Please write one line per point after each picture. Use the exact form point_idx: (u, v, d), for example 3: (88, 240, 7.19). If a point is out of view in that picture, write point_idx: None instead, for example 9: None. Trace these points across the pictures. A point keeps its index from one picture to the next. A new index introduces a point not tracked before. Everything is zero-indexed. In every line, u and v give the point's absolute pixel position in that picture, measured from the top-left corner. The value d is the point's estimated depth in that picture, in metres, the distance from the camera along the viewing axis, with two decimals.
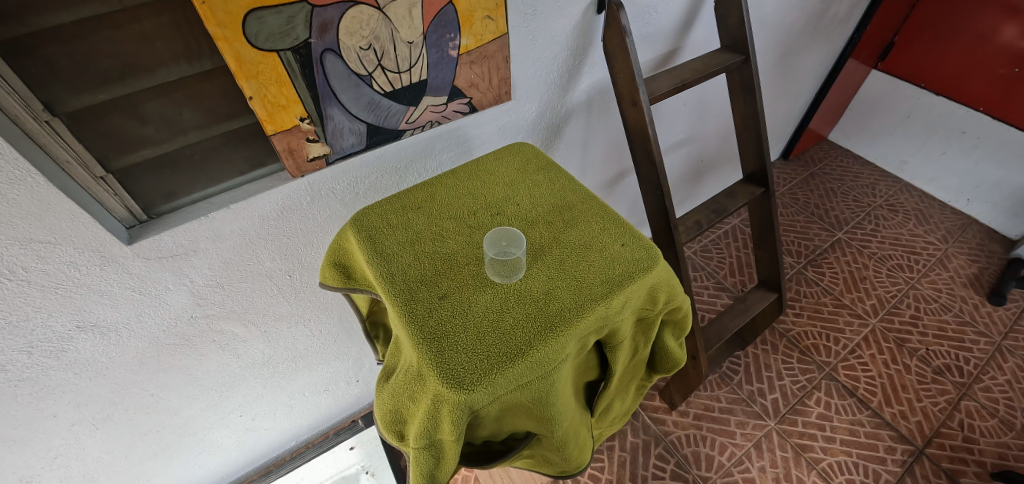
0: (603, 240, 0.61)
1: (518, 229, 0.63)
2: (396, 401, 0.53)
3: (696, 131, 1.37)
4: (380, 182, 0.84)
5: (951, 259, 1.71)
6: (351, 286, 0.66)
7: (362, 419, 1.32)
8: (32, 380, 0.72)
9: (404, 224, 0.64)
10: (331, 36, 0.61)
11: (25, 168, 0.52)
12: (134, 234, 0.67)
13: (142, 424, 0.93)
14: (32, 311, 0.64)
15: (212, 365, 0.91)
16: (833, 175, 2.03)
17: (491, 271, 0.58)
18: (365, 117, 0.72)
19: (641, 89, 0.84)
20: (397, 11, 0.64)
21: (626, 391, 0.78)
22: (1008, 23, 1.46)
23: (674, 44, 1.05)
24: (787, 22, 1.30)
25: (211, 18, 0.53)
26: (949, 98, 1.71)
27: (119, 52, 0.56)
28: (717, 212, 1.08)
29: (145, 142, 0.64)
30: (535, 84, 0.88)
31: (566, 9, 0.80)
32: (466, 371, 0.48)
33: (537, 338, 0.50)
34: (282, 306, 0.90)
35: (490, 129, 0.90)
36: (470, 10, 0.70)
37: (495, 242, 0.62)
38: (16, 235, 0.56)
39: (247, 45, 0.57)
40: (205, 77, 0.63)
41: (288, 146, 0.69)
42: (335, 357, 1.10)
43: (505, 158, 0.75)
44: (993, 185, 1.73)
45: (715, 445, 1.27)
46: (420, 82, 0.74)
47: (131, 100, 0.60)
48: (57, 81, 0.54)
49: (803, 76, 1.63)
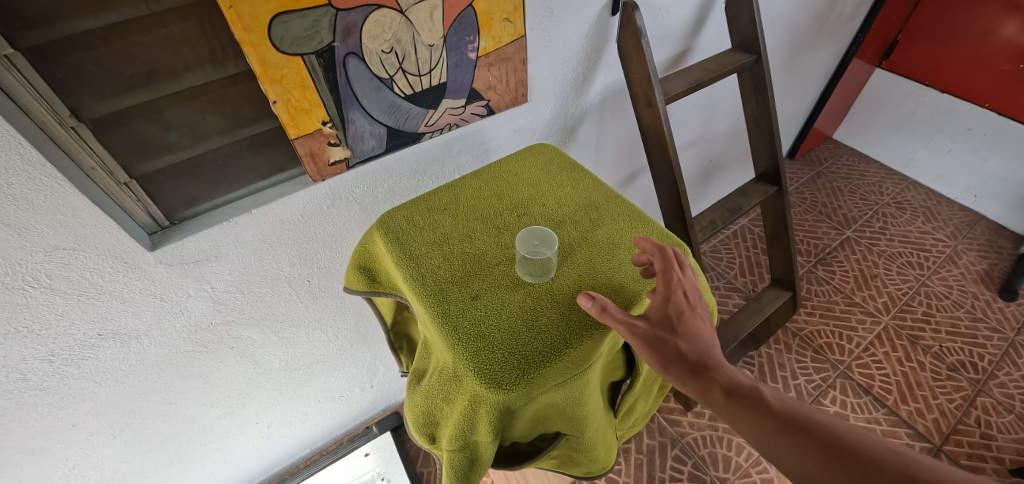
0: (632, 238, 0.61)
1: (547, 227, 0.63)
2: (429, 402, 0.53)
3: (706, 132, 1.38)
4: (399, 186, 0.84)
5: (961, 256, 1.71)
6: (376, 289, 0.67)
7: (376, 425, 1.30)
8: (52, 389, 0.72)
9: (428, 225, 0.64)
10: (354, 40, 0.61)
11: (51, 174, 0.52)
12: (157, 240, 0.67)
13: (159, 433, 0.92)
14: (54, 319, 0.64)
15: (231, 372, 0.90)
16: (840, 174, 2.04)
17: (523, 272, 0.58)
18: (385, 120, 0.72)
19: (657, 90, 0.85)
20: (419, 14, 0.64)
21: (649, 391, 0.78)
22: (1008, 21, 1.46)
23: (685, 45, 1.05)
24: (794, 21, 1.30)
25: (238, 22, 0.53)
26: (954, 95, 1.72)
27: (145, 58, 0.56)
28: (732, 211, 1.08)
29: (168, 148, 0.65)
30: (551, 86, 0.88)
31: (583, 10, 0.80)
32: (504, 373, 0.47)
33: (572, 336, 0.50)
34: (299, 311, 0.90)
35: (506, 132, 0.90)
36: (489, 13, 0.70)
37: (529, 242, 0.61)
38: (39, 242, 0.56)
39: (273, 49, 0.57)
40: (230, 82, 0.63)
41: (309, 150, 0.69)
42: (351, 362, 1.10)
43: (525, 159, 0.74)
44: (1001, 181, 1.74)
45: (732, 446, 1.26)
46: (440, 85, 0.74)
47: (155, 106, 0.60)
48: (83, 87, 0.55)
49: (810, 74, 1.63)
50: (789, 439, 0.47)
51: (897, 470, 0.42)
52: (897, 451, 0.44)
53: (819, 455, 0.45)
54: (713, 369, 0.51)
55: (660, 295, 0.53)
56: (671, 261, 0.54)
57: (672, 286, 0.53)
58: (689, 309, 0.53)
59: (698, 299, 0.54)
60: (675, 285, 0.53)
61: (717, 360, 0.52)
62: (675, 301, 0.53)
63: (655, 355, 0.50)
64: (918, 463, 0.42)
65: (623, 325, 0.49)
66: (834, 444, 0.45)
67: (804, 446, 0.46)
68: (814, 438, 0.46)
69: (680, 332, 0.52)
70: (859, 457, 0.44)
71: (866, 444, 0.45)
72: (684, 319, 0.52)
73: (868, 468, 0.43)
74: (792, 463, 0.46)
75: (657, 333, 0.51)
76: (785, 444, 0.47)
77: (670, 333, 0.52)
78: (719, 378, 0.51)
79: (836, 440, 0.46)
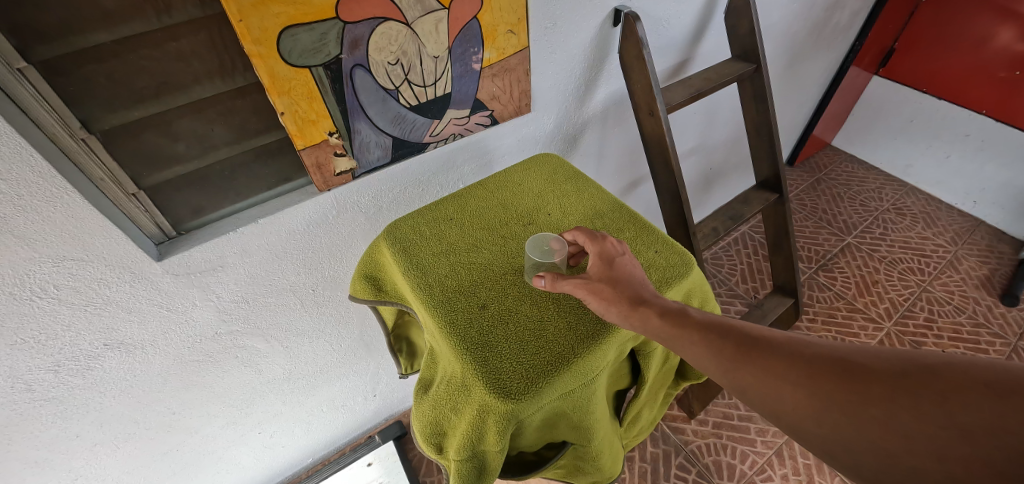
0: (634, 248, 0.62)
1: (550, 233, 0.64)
2: (438, 412, 0.53)
3: (706, 140, 1.39)
4: (403, 195, 0.84)
5: (962, 261, 1.72)
6: (382, 298, 0.67)
7: (379, 434, 1.29)
8: (56, 400, 0.72)
9: (435, 236, 0.64)
10: (360, 52, 0.62)
11: (61, 186, 0.52)
12: (163, 250, 0.67)
13: (162, 444, 0.92)
14: (61, 330, 0.64)
15: (235, 382, 0.90)
16: (839, 180, 2.05)
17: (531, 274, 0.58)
18: (390, 130, 0.73)
19: (659, 99, 0.85)
20: (424, 27, 0.65)
21: (654, 399, 0.78)
22: (1003, 29, 1.48)
23: (686, 55, 1.06)
24: (792, 30, 1.32)
25: (248, 36, 0.54)
26: (951, 102, 1.73)
27: (156, 71, 0.57)
28: (733, 218, 1.09)
29: (176, 159, 0.65)
30: (553, 96, 0.89)
31: (585, 21, 0.81)
32: (514, 382, 0.48)
33: (580, 345, 0.51)
34: (304, 320, 0.90)
35: (510, 141, 0.91)
36: (493, 25, 0.71)
37: (536, 245, 0.59)
38: (48, 253, 0.56)
39: (281, 62, 0.58)
40: (238, 94, 0.64)
41: (316, 160, 0.70)
42: (354, 372, 1.09)
43: (531, 169, 0.75)
44: (1000, 187, 1.75)
45: (736, 454, 1.25)
46: (445, 95, 0.75)
47: (165, 117, 0.61)
48: (94, 100, 0.55)
49: (808, 82, 1.64)
50: (706, 342, 0.49)
51: (790, 351, 0.46)
52: (788, 336, 0.48)
53: (733, 352, 0.48)
54: (647, 299, 0.52)
55: (593, 250, 0.56)
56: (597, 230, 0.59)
57: (602, 243, 0.56)
58: (620, 255, 0.56)
59: (627, 249, 0.57)
60: (603, 243, 0.56)
61: (650, 294, 0.53)
62: (606, 251, 0.56)
63: (598, 300, 0.52)
64: (807, 342, 0.47)
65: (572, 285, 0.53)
66: (742, 341, 0.49)
67: (722, 347, 0.49)
68: (729, 339, 0.49)
69: (617, 275, 0.53)
70: (761, 346, 0.48)
71: (765, 335, 0.49)
72: (619, 264, 0.54)
73: (767, 354, 0.47)
74: (710, 365, 0.49)
75: (597, 280, 0.53)
76: (703, 348, 0.49)
77: (613, 280, 0.53)
78: (653, 306, 0.51)
79: (744, 337, 0.49)
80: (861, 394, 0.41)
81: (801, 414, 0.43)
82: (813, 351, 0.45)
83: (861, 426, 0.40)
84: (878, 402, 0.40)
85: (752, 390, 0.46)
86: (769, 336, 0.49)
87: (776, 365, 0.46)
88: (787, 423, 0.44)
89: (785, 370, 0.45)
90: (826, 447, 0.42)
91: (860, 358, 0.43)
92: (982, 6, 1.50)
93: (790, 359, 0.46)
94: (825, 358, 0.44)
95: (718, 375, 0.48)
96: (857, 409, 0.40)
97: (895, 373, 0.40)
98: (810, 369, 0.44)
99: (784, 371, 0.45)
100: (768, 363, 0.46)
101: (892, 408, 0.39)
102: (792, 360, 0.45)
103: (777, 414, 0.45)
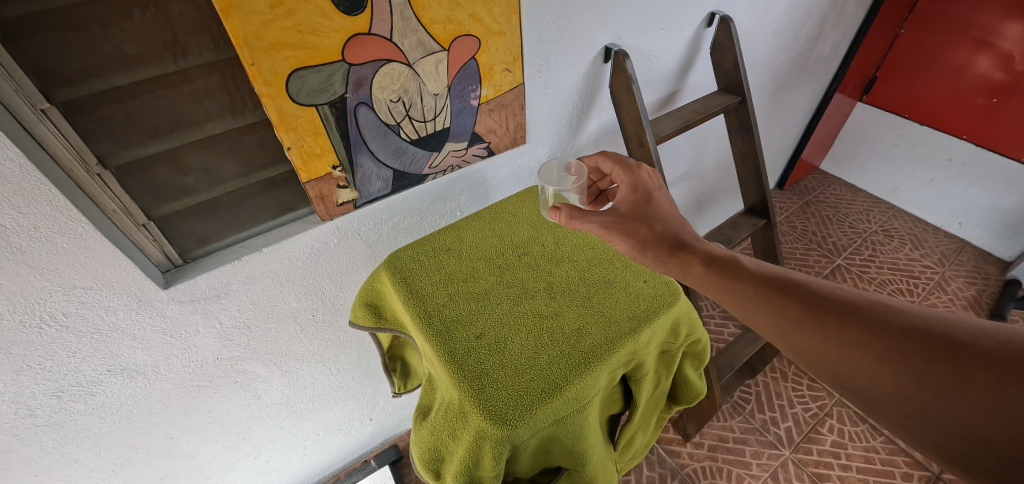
0: (596, 295, 0.63)
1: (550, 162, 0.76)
2: (436, 438, 0.55)
3: (696, 166, 1.43)
4: (403, 223, 0.88)
5: (949, 282, 1.75)
6: (381, 326, 0.69)
7: (375, 459, 1.28)
8: (58, 425, 0.73)
9: (435, 265, 0.67)
10: (364, 91, 0.66)
11: (76, 218, 0.55)
12: (170, 278, 0.69)
13: (159, 470, 0.92)
14: (67, 356, 0.66)
15: (233, 407, 0.91)
16: (828, 202, 2.10)
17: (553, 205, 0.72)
18: (392, 163, 0.76)
19: (647, 131, 0.90)
20: (425, 67, 0.69)
21: (648, 423, 0.79)
22: (979, 58, 1.55)
23: (674, 87, 1.11)
24: (776, 63, 1.38)
25: (258, 78, 0.57)
26: (932, 127, 1.80)
27: (171, 109, 0.60)
28: (722, 243, 1.12)
29: (185, 191, 0.68)
30: (548, 128, 0.93)
31: (577, 59, 0.86)
32: (507, 409, 0.50)
33: (572, 373, 0.53)
34: (304, 345, 0.92)
35: (506, 171, 0.94)
36: (490, 64, 0.76)
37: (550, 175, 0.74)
38: (60, 282, 0.59)
39: (289, 101, 0.61)
40: (247, 130, 0.67)
41: (319, 192, 0.73)
42: (352, 395, 1.10)
43: (525, 200, 0.78)
44: (983, 209, 1.80)
45: (731, 477, 1.26)
46: (444, 129, 0.78)
47: (176, 152, 0.64)
48: (111, 136, 0.58)
49: (794, 109, 1.70)
50: (771, 306, 0.54)
51: (874, 317, 0.48)
52: (870, 300, 0.50)
53: (799, 313, 0.52)
54: (689, 245, 0.61)
55: (628, 178, 0.68)
56: (631, 160, 0.70)
57: (636, 173, 0.68)
58: (656, 188, 0.67)
59: (661, 182, 0.68)
60: (638, 172, 0.68)
61: (691, 239, 0.62)
62: (644, 183, 0.67)
63: (631, 240, 0.62)
64: (896, 309, 0.48)
65: (588, 220, 0.64)
66: (812, 302, 0.52)
67: (785, 307, 0.53)
68: (793, 300, 0.53)
69: (653, 213, 0.64)
70: (836, 309, 0.50)
71: (844, 299, 0.51)
72: (655, 198, 0.66)
73: (844, 320, 0.49)
74: (775, 323, 0.53)
75: (630, 212, 0.65)
76: (770, 306, 0.54)
77: (649, 219, 0.64)
78: (695, 251, 0.61)
79: (816, 298, 0.52)
80: (960, 377, 0.42)
81: (882, 388, 0.46)
82: (901, 321, 0.47)
83: (955, 407, 0.42)
84: (980, 387, 0.41)
85: (823, 356, 0.50)
86: (848, 299, 0.51)
87: (854, 333, 0.48)
88: (863, 393, 0.48)
89: (870, 342, 0.47)
90: (907, 421, 0.45)
91: (963, 335, 0.44)
92: (957, 36, 1.57)
93: (875, 327, 0.48)
94: (918, 331, 0.46)
95: (784, 334, 0.53)
96: (955, 391, 0.42)
97: (1007, 358, 0.41)
98: (897, 343, 0.46)
99: (868, 340, 0.47)
100: (846, 330, 0.49)
101: (998, 396, 0.40)
102: (876, 330, 0.47)
103: (855, 386, 0.48)
